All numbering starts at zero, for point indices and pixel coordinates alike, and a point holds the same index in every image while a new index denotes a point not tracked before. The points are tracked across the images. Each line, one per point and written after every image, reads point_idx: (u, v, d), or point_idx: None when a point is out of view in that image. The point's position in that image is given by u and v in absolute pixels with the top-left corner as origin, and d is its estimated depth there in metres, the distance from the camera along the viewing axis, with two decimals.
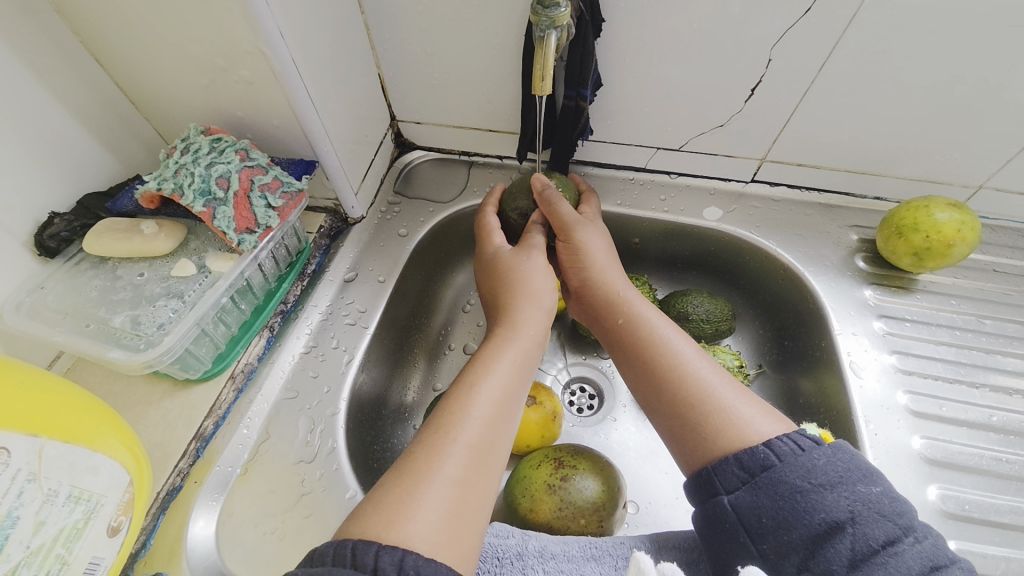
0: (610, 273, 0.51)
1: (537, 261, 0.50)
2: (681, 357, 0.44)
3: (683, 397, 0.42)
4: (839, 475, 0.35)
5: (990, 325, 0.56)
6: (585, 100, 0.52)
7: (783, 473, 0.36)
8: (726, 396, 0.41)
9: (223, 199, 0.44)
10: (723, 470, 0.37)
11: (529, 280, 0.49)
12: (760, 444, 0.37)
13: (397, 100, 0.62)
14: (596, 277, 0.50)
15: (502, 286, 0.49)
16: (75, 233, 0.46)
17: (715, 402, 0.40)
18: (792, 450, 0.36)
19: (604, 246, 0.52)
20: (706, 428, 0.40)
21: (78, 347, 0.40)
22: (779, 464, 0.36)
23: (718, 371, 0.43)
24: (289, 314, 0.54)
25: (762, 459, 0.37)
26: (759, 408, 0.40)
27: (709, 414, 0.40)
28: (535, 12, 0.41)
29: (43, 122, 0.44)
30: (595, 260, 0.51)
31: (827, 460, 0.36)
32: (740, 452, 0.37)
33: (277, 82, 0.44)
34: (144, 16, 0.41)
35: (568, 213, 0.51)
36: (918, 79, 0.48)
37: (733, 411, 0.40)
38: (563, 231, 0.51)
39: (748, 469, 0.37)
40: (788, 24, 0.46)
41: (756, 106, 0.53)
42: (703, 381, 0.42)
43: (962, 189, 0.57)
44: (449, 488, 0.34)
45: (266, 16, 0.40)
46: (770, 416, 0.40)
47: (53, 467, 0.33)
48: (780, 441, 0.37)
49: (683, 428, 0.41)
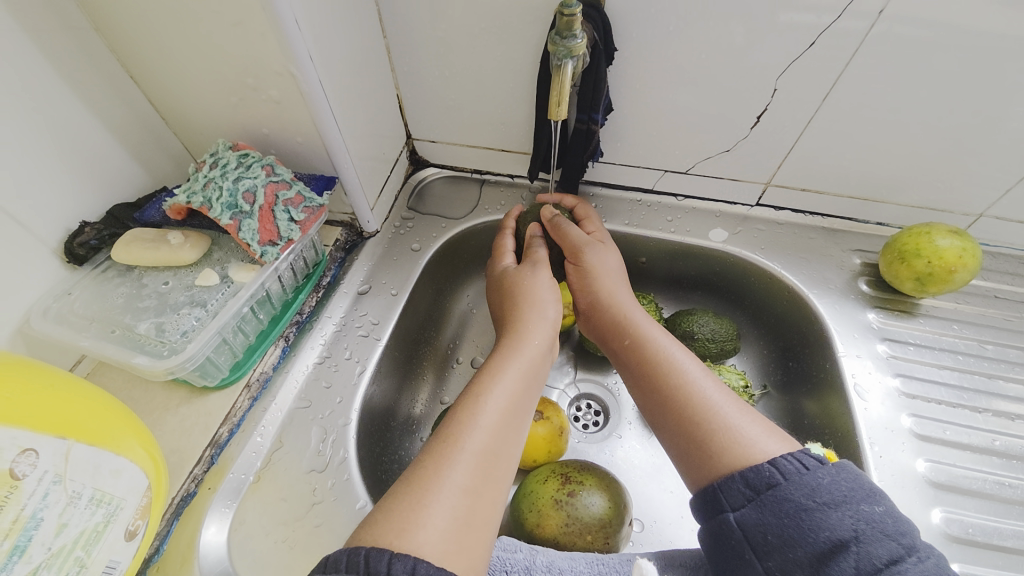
0: (619, 294, 0.52)
1: (541, 275, 0.52)
2: (686, 377, 0.44)
3: (689, 414, 0.42)
4: (844, 494, 0.35)
5: (992, 351, 0.57)
6: (596, 124, 0.54)
7: (788, 492, 0.36)
8: (730, 415, 0.41)
9: (249, 212, 0.45)
10: (729, 487, 0.38)
11: (539, 294, 0.50)
12: (765, 462, 0.38)
13: (414, 119, 0.64)
14: (604, 299, 0.52)
15: (511, 297, 0.51)
16: (103, 242, 0.47)
17: (721, 420, 0.41)
18: (797, 469, 0.37)
19: (615, 267, 0.54)
20: (712, 446, 0.40)
21: (103, 352, 0.41)
22: (784, 482, 0.36)
23: (723, 391, 0.44)
24: (303, 325, 0.55)
25: (768, 477, 0.37)
26: (763, 429, 0.41)
27: (715, 432, 0.41)
28: (553, 42, 0.43)
29: (78, 134, 0.46)
30: (605, 284, 0.52)
31: (832, 479, 0.36)
32: (746, 470, 0.38)
33: (304, 102, 0.47)
34: (181, 37, 0.43)
35: (577, 237, 0.53)
36: (917, 110, 0.50)
37: (738, 430, 0.40)
38: (575, 254, 0.53)
39: (754, 487, 0.37)
40: (792, 57, 0.48)
41: (761, 132, 0.55)
42: (709, 400, 0.43)
43: (963, 217, 0.59)
44: (459, 497, 0.35)
45: (298, 40, 0.42)
46: (774, 436, 0.40)
47: (79, 470, 0.33)
48: (785, 459, 0.38)
49: (690, 446, 0.42)
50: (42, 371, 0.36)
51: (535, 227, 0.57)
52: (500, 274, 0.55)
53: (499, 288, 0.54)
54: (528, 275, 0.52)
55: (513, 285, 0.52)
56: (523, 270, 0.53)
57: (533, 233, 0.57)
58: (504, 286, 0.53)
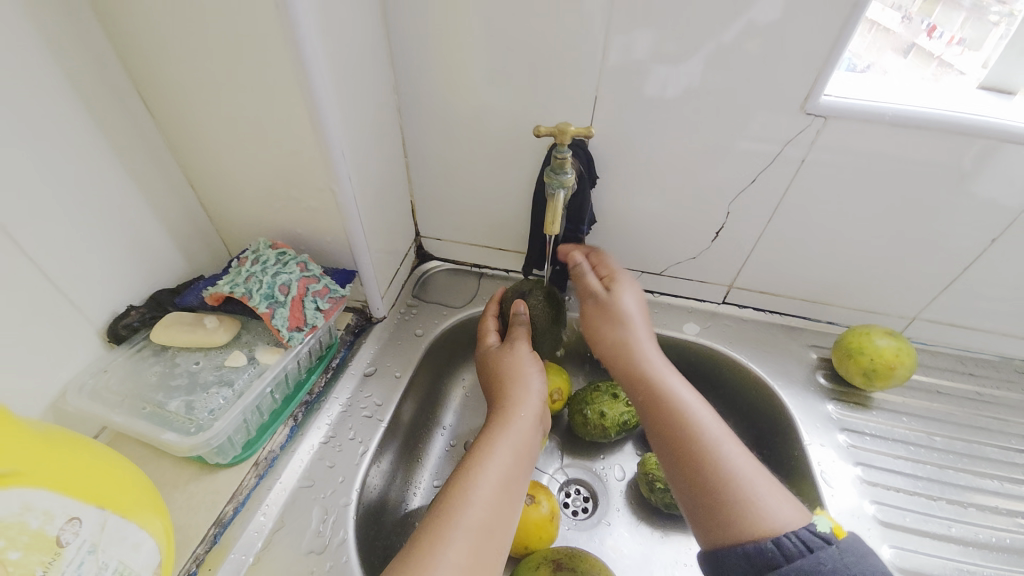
0: (643, 344, 0.56)
1: (523, 350, 0.57)
2: (711, 438, 0.48)
3: (711, 476, 0.46)
4: None
5: (939, 442, 0.63)
6: (582, 233, 0.65)
7: (788, 574, 0.39)
8: (752, 482, 0.45)
9: (283, 302, 0.52)
10: (732, 561, 0.42)
11: (520, 370, 0.55)
12: (769, 541, 0.41)
13: (425, 221, 0.74)
14: (631, 344, 0.56)
15: (499, 375, 0.56)
16: (144, 323, 0.52)
17: (741, 488, 0.45)
18: (800, 551, 0.40)
19: (635, 311, 0.58)
20: (730, 512, 0.44)
21: (134, 428, 0.45)
22: (786, 564, 0.40)
23: (746, 456, 0.47)
24: (312, 405, 0.58)
25: (769, 556, 0.41)
26: (780, 498, 0.44)
27: (733, 500, 0.44)
28: (549, 175, 0.53)
29: (139, 231, 0.53)
30: (630, 331, 0.57)
31: (834, 564, 0.39)
32: (749, 545, 0.42)
33: (338, 211, 0.55)
34: (243, 158, 0.53)
35: (591, 284, 0.61)
36: (843, 231, 0.62)
37: (757, 499, 0.44)
38: (590, 297, 0.60)
39: (756, 564, 0.41)
40: (738, 189, 0.60)
41: (720, 243, 0.66)
42: (732, 466, 0.46)
43: (898, 318, 0.69)
44: (454, 574, 0.38)
45: (341, 166, 0.52)
46: (788, 504, 0.44)
47: (110, 541, 0.36)
48: (789, 540, 0.41)
49: (708, 507, 0.45)
50: (90, 444, 0.40)
51: (518, 304, 0.60)
52: (488, 351, 0.59)
53: (489, 364, 0.58)
54: (512, 353, 0.57)
55: (500, 363, 0.57)
56: (508, 349, 0.58)
57: (516, 312, 0.60)
58: (492, 364, 0.58)
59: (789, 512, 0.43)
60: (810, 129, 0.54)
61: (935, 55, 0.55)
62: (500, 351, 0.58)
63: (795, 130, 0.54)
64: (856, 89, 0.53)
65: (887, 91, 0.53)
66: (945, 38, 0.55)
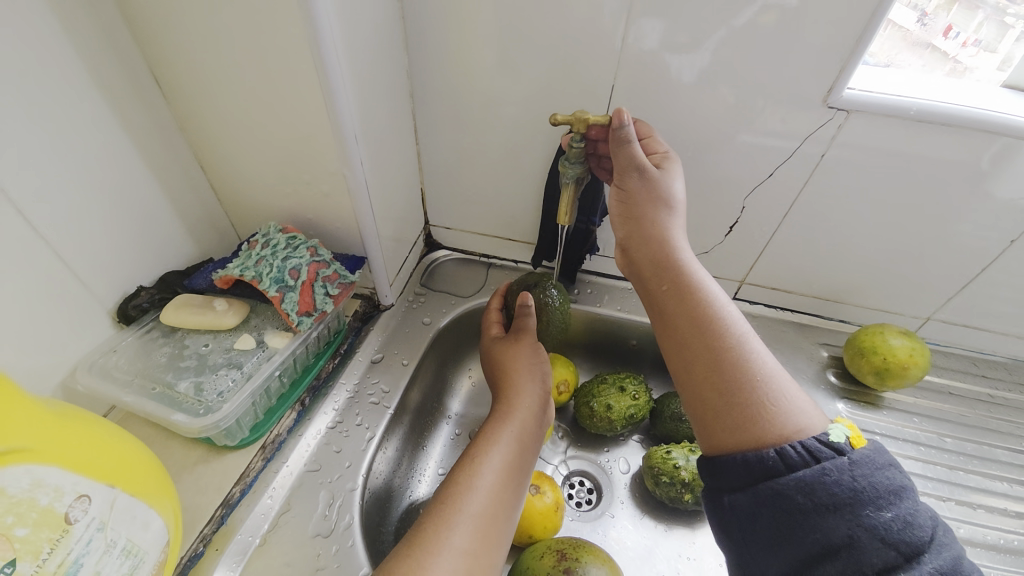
0: (665, 242, 0.48)
1: (527, 341, 0.57)
2: (730, 339, 0.42)
3: (724, 376, 0.41)
4: (848, 497, 0.34)
5: (951, 443, 0.62)
6: (593, 225, 0.65)
7: (786, 487, 0.35)
8: (767, 384, 0.40)
9: (293, 286, 0.52)
10: (729, 466, 0.38)
11: (522, 363, 0.55)
12: (771, 448, 0.37)
13: (435, 209, 0.74)
14: (644, 242, 0.49)
15: (502, 367, 0.56)
16: (153, 304, 0.52)
17: (755, 391, 0.40)
18: (801, 463, 0.36)
19: (676, 206, 0.49)
20: (741, 414, 0.39)
21: (144, 408, 0.45)
22: (786, 474, 0.36)
23: (768, 359, 0.42)
24: (319, 390, 0.58)
25: (768, 465, 0.37)
26: (801, 406, 0.39)
27: (745, 402, 0.39)
28: (563, 164, 0.53)
29: (150, 212, 0.53)
30: (652, 227, 0.49)
31: (839, 476, 0.35)
32: (750, 451, 0.38)
33: (349, 196, 0.55)
34: (254, 141, 0.53)
35: (634, 152, 0.49)
36: (860, 229, 0.60)
37: (772, 402, 0.39)
38: (621, 174, 0.50)
39: (752, 473, 0.37)
40: (755, 183, 0.59)
41: (733, 238, 0.65)
42: (749, 366, 0.41)
43: (913, 319, 0.68)
44: (459, 558, 0.38)
45: (354, 150, 0.51)
46: (810, 413, 0.39)
47: (120, 519, 0.36)
48: (791, 448, 0.36)
49: (717, 411, 0.40)
50: (98, 420, 0.40)
51: (524, 297, 0.58)
52: (491, 344, 0.59)
53: (491, 357, 0.58)
54: (515, 345, 0.57)
55: (502, 355, 0.57)
56: (510, 341, 0.58)
57: (522, 303, 0.57)
58: (494, 356, 0.58)
59: (811, 418, 0.39)
60: (831, 123, 0.53)
61: (949, 57, 0.53)
62: (504, 343, 0.58)
63: (817, 124, 0.53)
64: (880, 83, 0.51)
65: (911, 86, 0.51)
66: (961, 39, 0.53)
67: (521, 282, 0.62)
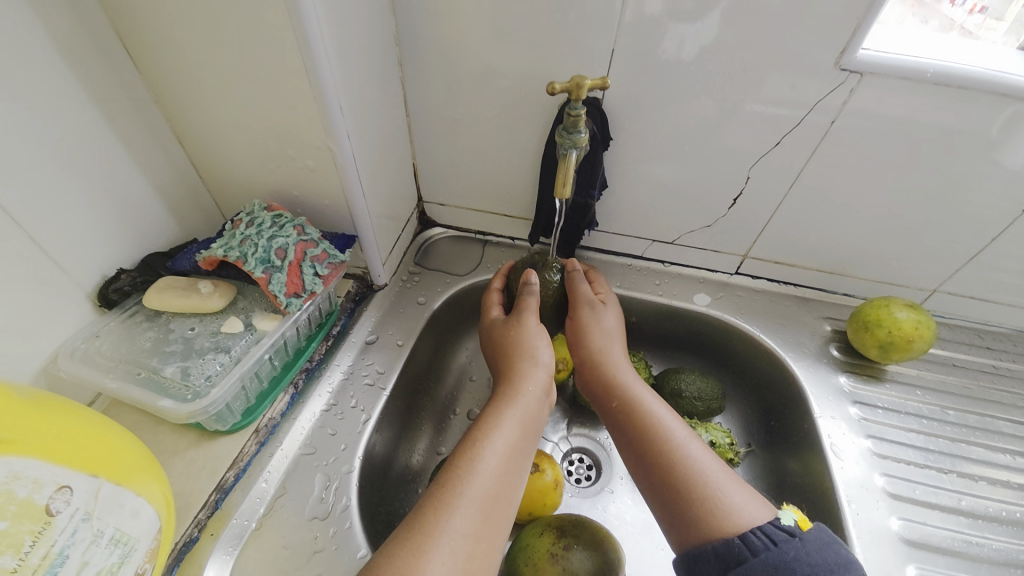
0: (613, 352, 0.57)
1: (530, 322, 0.55)
2: (674, 440, 0.48)
3: (677, 478, 0.45)
4: (807, 571, 0.38)
5: (953, 416, 0.61)
6: (593, 198, 0.62)
7: (755, 569, 0.39)
8: (714, 483, 0.44)
9: (280, 267, 0.50)
10: (703, 558, 0.42)
11: (528, 344, 0.53)
12: (736, 537, 0.41)
13: (427, 185, 0.71)
14: (597, 356, 0.56)
15: (506, 347, 0.54)
16: (135, 288, 0.51)
17: (705, 485, 0.44)
18: (765, 544, 0.40)
19: (611, 329, 0.58)
20: (695, 513, 0.43)
21: (129, 394, 0.44)
22: (752, 558, 0.39)
23: (709, 455, 0.47)
24: (313, 372, 0.57)
25: (737, 552, 0.40)
26: (744, 496, 0.44)
27: (697, 497, 0.44)
28: (561, 135, 0.50)
29: (127, 191, 0.51)
30: (595, 341, 0.57)
31: (796, 554, 0.39)
32: (717, 542, 0.41)
33: (336, 171, 0.52)
34: (232, 113, 0.50)
35: (583, 292, 0.59)
36: (869, 199, 0.58)
37: (719, 498, 0.43)
38: (573, 308, 0.59)
39: (724, 561, 0.40)
40: (760, 152, 0.56)
41: (737, 211, 0.63)
42: (695, 463, 0.46)
43: (919, 291, 0.66)
44: (458, 544, 0.37)
45: (339, 121, 0.48)
46: (753, 499, 0.44)
47: (106, 508, 0.35)
48: (754, 535, 0.41)
49: (676, 511, 0.45)
50: (78, 410, 0.38)
51: (529, 274, 0.58)
52: (494, 324, 0.58)
53: (493, 338, 0.57)
54: (519, 325, 0.55)
55: (506, 335, 0.55)
56: (514, 320, 0.56)
57: (525, 281, 0.58)
58: (497, 336, 0.56)
59: (754, 510, 0.43)
60: (843, 87, 0.50)
61: (955, 24, 0.50)
62: (507, 323, 0.56)
63: (827, 89, 0.50)
64: (895, 42, 0.48)
65: (928, 46, 0.48)
66: (968, 5, 0.50)
67: (518, 263, 0.62)
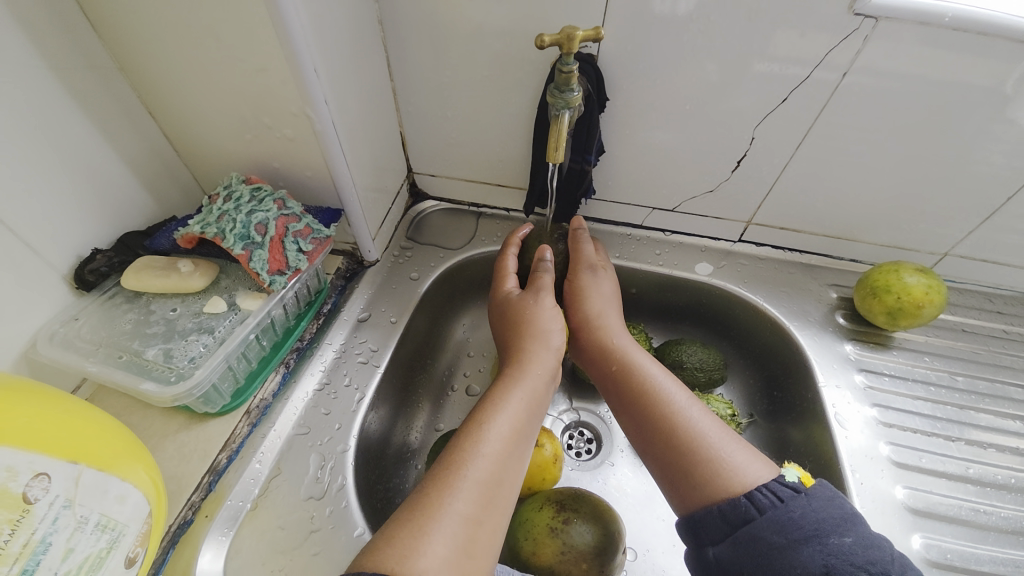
0: (608, 318, 0.55)
1: (545, 301, 0.53)
2: (673, 404, 0.46)
3: (676, 440, 0.44)
4: (813, 528, 0.37)
5: (961, 382, 0.60)
6: (589, 164, 0.58)
7: (761, 528, 0.38)
8: (715, 445, 0.43)
9: (260, 243, 0.47)
10: (708, 522, 0.41)
11: (541, 325, 0.51)
12: (742, 496, 0.40)
13: (416, 155, 0.68)
14: (594, 320, 0.54)
15: (517, 323, 0.52)
16: (113, 269, 0.49)
17: (706, 449, 0.43)
18: (771, 502, 0.39)
19: (609, 295, 0.56)
20: (697, 474, 0.42)
21: (111, 377, 0.43)
22: (759, 516, 0.39)
23: (712, 419, 0.46)
24: (304, 351, 0.56)
25: (744, 512, 0.39)
26: (746, 455, 0.43)
27: (697, 458, 0.43)
28: (552, 94, 0.47)
29: (98, 167, 0.48)
30: (592, 305, 0.55)
31: (802, 511, 0.38)
32: (724, 504, 0.40)
33: (317, 141, 0.49)
34: (202, 80, 0.46)
35: (586, 254, 0.58)
36: (881, 159, 0.55)
37: (722, 461, 0.42)
38: (573, 271, 0.57)
39: (731, 522, 0.40)
40: (767, 110, 0.53)
41: (741, 175, 0.60)
42: (696, 426, 0.45)
43: (929, 255, 0.64)
44: (459, 524, 0.37)
45: (315, 86, 0.45)
46: (757, 462, 0.43)
47: (88, 495, 0.34)
48: (761, 492, 0.40)
49: (676, 472, 0.44)
50: (58, 397, 0.37)
51: (542, 249, 0.56)
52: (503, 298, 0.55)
53: (500, 308, 0.55)
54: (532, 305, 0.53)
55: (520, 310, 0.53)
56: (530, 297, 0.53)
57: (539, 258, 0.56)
58: (509, 314, 0.54)
59: (756, 471, 0.42)
60: (857, 36, 0.45)
61: None
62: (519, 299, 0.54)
63: (839, 39, 0.46)
64: None
65: None
66: None
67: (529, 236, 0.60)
